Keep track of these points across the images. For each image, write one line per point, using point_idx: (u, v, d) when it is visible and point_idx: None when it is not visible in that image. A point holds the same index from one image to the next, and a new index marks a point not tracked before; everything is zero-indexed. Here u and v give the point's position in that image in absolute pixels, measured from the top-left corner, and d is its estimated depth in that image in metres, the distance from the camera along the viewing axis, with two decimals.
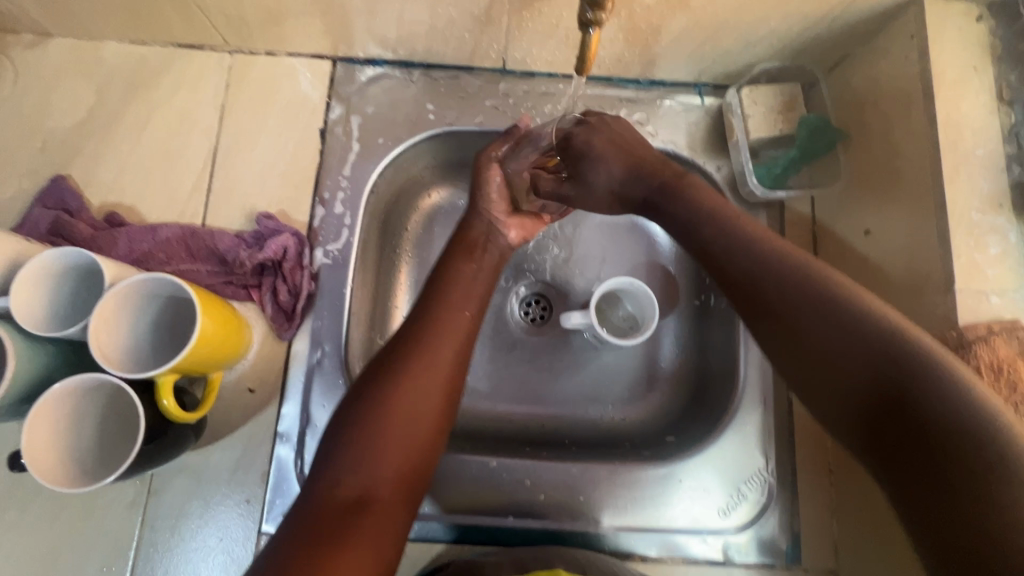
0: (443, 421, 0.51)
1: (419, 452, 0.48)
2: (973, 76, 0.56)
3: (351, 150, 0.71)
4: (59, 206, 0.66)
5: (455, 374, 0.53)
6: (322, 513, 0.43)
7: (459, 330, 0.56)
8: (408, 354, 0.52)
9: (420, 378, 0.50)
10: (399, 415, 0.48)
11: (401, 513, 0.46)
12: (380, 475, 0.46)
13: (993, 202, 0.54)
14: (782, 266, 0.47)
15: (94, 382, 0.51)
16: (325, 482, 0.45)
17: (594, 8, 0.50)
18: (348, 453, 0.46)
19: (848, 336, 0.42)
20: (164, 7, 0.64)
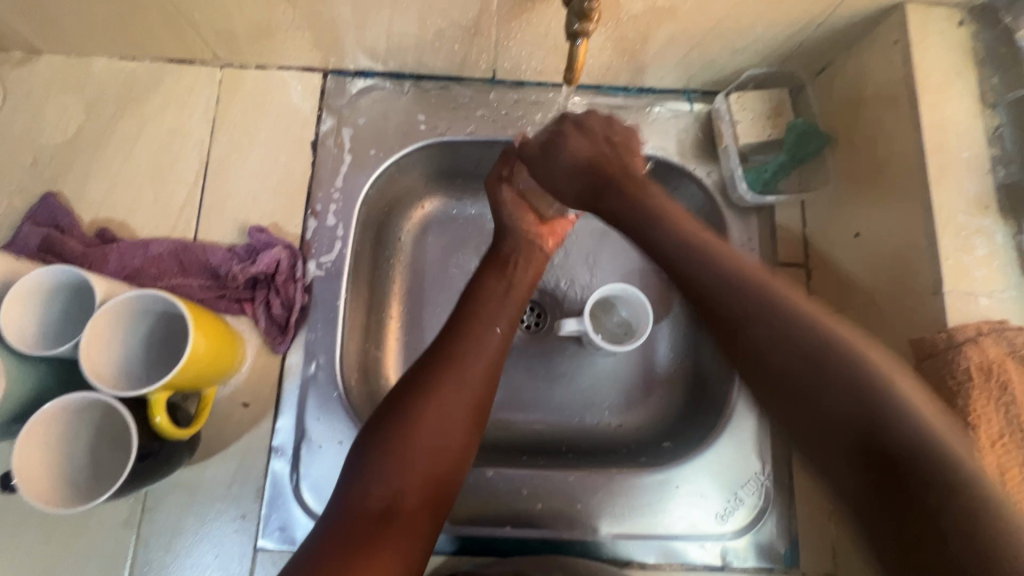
0: (471, 436, 0.51)
1: (446, 467, 0.49)
2: (956, 80, 0.57)
3: (343, 162, 0.72)
4: (49, 222, 0.66)
5: (486, 390, 0.53)
6: (353, 523, 0.44)
7: (492, 345, 0.56)
8: (438, 367, 0.52)
9: (451, 392, 0.51)
10: (427, 430, 0.49)
11: (426, 526, 0.47)
12: (408, 486, 0.47)
13: (979, 204, 0.54)
14: (730, 268, 0.43)
15: (86, 401, 0.51)
16: (355, 492, 0.46)
17: (582, 19, 0.50)
18: (380, 464, 0.47)
19: (785, 338, 0.39)
20: (153, 23, 0.64)
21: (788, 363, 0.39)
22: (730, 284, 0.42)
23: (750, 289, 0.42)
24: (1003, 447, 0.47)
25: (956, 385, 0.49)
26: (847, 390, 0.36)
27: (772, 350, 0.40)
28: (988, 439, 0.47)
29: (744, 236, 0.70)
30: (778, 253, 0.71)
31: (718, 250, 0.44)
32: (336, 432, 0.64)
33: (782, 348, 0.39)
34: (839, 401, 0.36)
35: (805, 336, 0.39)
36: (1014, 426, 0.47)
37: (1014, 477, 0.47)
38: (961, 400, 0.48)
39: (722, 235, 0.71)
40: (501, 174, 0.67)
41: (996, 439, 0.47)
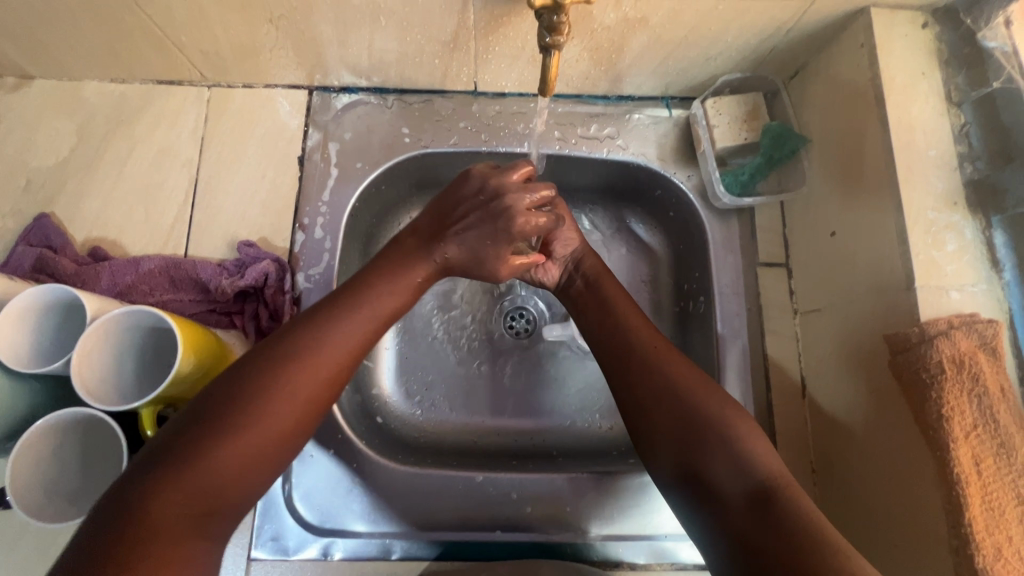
0: (290, 435, 0.46)
1: (254, 465, 0.44)
2: (922, 81, 0.59)
3: (329, 176, 0.73)
4: (42, 242, 0.67)
5: (320, 387, 0.48)
6: (117, 531, 0.38)
7: (349, 342, 0.51)
8: (273, 362, 0.47)
9: (291, 381, 0.47)
10: (257, 422, 0.45)
11: (203, 533, 0.41)
12: (218, 485, 0.43)
13: (948, 200, 0.56)
14: (626, 335, 0.57)
15: (77, 417, 0.52)
16: (149, 485, 0.41)
17: (553, 33, 0.52)
18: (175, 464, 0.41)
19: (667, 391, 0.52)
20: (140, 46, 0.66)
21: (660, 415, 0.51)
22: (617, 343, 0.57)
23: (651, 357, 0.54)
24: (976, 438, 0.48)
25: (929, 378, 0.49)
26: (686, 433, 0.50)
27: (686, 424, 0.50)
28: (961, 430, 0.48)
29: (724, 239, 0.72)
30: (759, 254, 0.72)
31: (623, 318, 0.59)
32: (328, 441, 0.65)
33: (668, 391, 0.52)
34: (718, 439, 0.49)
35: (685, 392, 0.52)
36: (986, 417, 0.48)
37: (988, 468, 0.48)
38: (935, 393, 0.49)
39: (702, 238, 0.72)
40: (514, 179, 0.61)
41: (969, 430, 0.48)
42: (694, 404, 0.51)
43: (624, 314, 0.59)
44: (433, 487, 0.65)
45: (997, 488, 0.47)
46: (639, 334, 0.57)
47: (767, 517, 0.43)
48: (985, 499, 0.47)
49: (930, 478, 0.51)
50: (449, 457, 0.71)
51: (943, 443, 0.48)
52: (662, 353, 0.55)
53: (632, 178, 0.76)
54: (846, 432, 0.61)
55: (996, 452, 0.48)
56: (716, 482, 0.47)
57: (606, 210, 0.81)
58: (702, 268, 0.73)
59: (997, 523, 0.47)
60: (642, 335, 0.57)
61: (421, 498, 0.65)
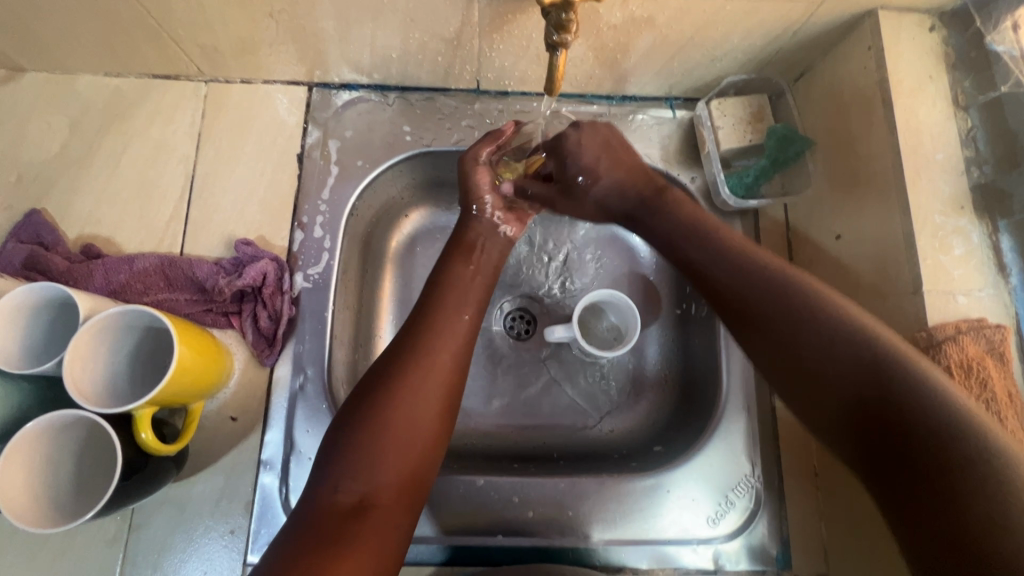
0: (440, 424, 0.51)
1: (421, 455, 0.49)
2: (929, 84, 0.59)
3: (329, 173, 0.72)
4: (33, 240, 0.65)
5: (450, 378, 0.52)
6: (323, 520, 0.44)
7: (457, 332, 0.55)
8: (404, 361, 0.52)
9: (419, 380, 0.51)
10: (400, 418, 0.49)
11: (403, 516, 0.47)
12: (383, 480, 0.47)
13: (955, 204, 0.55)
14: (754, 272, 0.51)
15: (71, 419, 0.51)
16: (327, 486, 0.46)
17: (560, 30, 0.51)
18: (350, 458, 0.47)
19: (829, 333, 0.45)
20: (136, 40, 0.64)
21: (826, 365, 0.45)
22: (773, 292, 0.49)
23: (790, 297, 0.48)
24: None
25: None
26: (857, 385, 0.43)
27: (828, 363, 0.45)
28: None
29: None
30: None
31: (749, 249, 0.53)
32: None
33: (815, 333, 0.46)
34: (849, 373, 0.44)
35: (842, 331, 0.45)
36: (994, 422, 0.48)
37: None
38: None
39: None
40: (480, 157, 0.65)
41: None
42: (852, 349, 0.44)
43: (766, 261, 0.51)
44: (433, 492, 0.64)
45: None
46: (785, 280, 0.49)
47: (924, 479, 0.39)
48: None
49: None
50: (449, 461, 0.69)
51: None
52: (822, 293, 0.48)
53: None
54: None
55: None
56: (846, 436, 0.44)
57: None
58: None
59: None
60: (761, 260, 0.51)
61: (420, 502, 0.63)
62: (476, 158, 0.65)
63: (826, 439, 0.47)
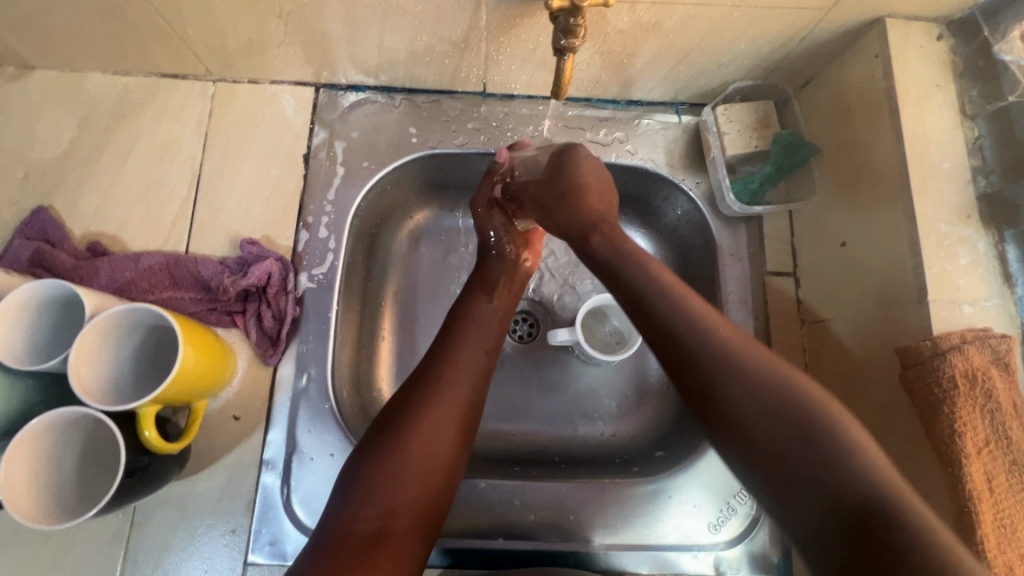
0: (457, 456, 0.50)
1: (439, 484, 0.48)
2: (935, 93, 0.58)
3: (335, 174, 0.72)
4: (40, 236, 0.66)
5: (470, 409, 0.52)
6: (342, 547, 0.43)
7: (477, 363, 0.55)
8: (427, 388, 0.51)
9: (442, 407, 0.51)
10: (423, 445, 0.48)
11: (419, 544, 0.46)
12: (401, 507, 0.46)
13: (961, 214, 0.55)
14: (693, 318, 0.45)
15: (74, 416, 0.51)
16: (347, 512, 0.45)
17: (568, 35, 0.51)
18: (372, 483, 0.46)
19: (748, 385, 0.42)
20: (145, 39, 0.65)
21: (741, 403, 0.42)
22: (683, 332, 0.45)
23: (712, 349, 0.44)
24: (988, 454, 0.48)
25: (941, 393, 0.49)
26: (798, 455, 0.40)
27: (750, 416, 0.41)
28: (974, 446, 0.48)
29: (732, 245, 0.71)
30: (767, 262, 0.72)
31: (682, 294, 0.47)
32: (327, 445, 0.64)
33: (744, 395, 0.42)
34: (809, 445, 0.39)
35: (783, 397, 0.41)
36: (998, 432, 0.48)
37: (999, 484, 0.47)
38: (947, 408, 0.49)
39: (711, 246, 0.72)
40: (487, 196, 0.70)
41: (982, 445, 0.48)
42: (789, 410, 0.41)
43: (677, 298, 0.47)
44: None
45: (1009, 504, 0.47)
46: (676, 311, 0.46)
47: (855, 549, 0.36)
48: (997, 517, 0.46)
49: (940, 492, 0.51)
50: None
51: (953, 459, 0.48)
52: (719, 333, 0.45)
53: (640, 184, 0.76)
54: None
55: (1007, 468, 0.48)
56: (800, 500, 0.39)
57: None
58: (709, 275, 0.72)
59: (1009, 540, 0.46)
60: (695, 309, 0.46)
61: None
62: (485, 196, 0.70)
63: (786, 524, 0.41)
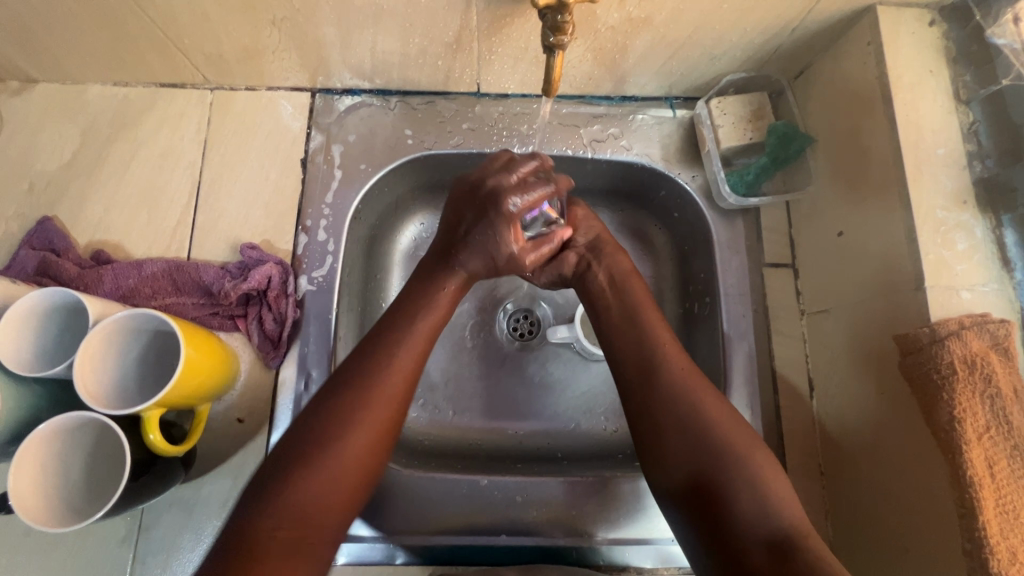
0: (370, 464, 0.48)
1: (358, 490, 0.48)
2: (929, 79, 0.58)
3: (333, 177, 0.73)
4: (45, 246, 0.67)
5: (390, 416, 0.50)
6: (253, 559, 0.42)
7: (409, 366, 0.52)
8: (353, 393, 0.49)
9: (367, 412, 0.49)
10: (347, 452, 0.47)
11: (325, 550, 0.46)
12: (318, 516, 0.45)
13: (957, 199, 0.55)
14: (646, 344, 0.56)
15: (80, 420, 0.52)
16: (259, 522, 0.43)
17: (556, 33, 0.52)
18: (287, 492, 0.45)
19: (683, 418, 0.51)
20: (142, 49, 0.66)
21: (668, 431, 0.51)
22: (645, 364, 0.54)
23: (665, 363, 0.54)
24: (989, 440, 0.48)
25: (940, 379, 0.49)
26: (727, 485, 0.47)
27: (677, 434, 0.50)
28: (974, 432, 0.47)
29: (729, 239, 0.71)
30: (765, 254, 0.72)
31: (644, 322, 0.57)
32: None
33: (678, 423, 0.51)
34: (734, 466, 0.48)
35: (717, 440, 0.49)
36: (999, 418, 0.48)
37: (1002, 470, 0.47)
38: (946, 394, 0.48)
39: (708, 239, 0.72)
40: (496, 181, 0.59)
41: (982, 432, 0.48)
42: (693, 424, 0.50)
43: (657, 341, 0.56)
44: (436, 490, 0.64)
45: (1011, 490, 0.47)
46: (667, 361, 0.54)
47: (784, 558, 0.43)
48: (999, 503, 0.46)
49: (942, 480, 0.50)
50: (453, 461, 0.70)
51: (954, 446, 0.47)
52: (705, 400, 0.52)
53: (636, 179, 0.76)
54: (855, 436, 0.60)
55: (1009, 453, 0.47)
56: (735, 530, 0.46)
57: (606, 211, 0.80)
58: (708, 269, 0.72)
59: (1012, 526, 0.46)
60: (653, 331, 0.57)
61: (424, 502, 0.64)
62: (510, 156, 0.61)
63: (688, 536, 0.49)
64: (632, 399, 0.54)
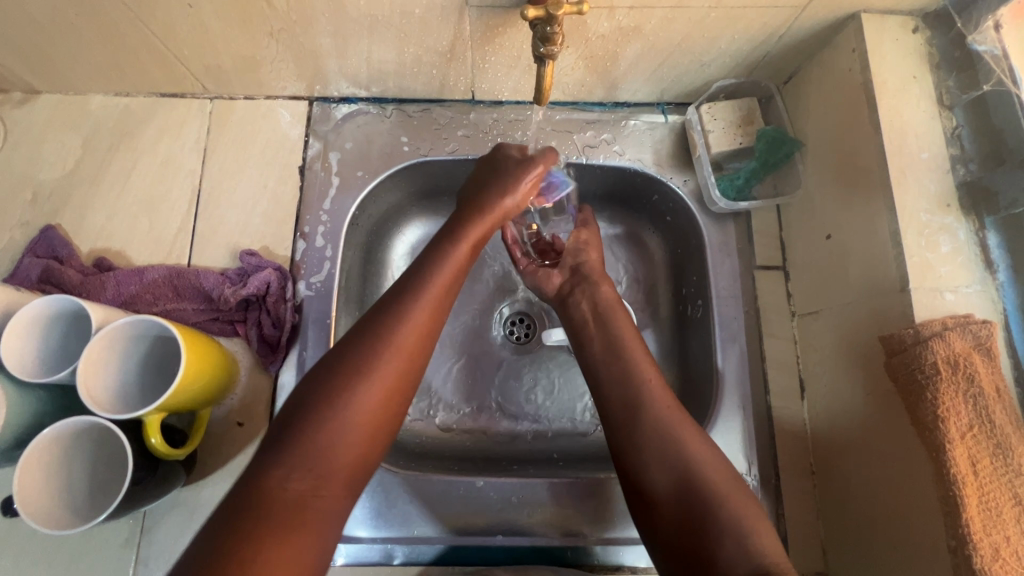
0: (383, 427, 0.48)
1: (373, 444, 0.47)
2: (913, 84, 0.59)
3: (330, 184, 0.74)
4: (49, 254, 0.68)
5: (405, 370, 0.49)
6: (266, 512, 0.42)
7: (425, 324, 0.51)
8: (370, 346, 0.48)
9: (385, 367, 0.48)
10: (363, 407, 0.46)
11: (343, 503, 0.46)
12: (332, 471, 0.45)
13: (941, 202, 0.56)
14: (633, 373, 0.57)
15: (83, 425, 0.53)
16: (275, 476, 0.43)
17: (546, 43, 0.53)
18: (302, 445, 0.44)
19: (663, 451, 0.52)
20: (143, 60, 0.67)
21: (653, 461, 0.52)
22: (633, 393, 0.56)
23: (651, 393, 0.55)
24: (972, 438, 0.49)
25: (925, 379, 0.50)
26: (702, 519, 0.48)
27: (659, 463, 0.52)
28: (958, 430, 0.48)
29: (720, 242, 0.73)
30: (755, 257, 0.73)
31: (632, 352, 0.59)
32: None
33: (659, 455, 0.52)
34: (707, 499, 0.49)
35: (707, 490, 0.50)
36: (982, 416, 0.49)
37: (985, 468, 0.48)
38: (930, 395, 0.49)
39: (700, 242, 0.73)
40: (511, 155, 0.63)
41: (965, 430, 0.49)
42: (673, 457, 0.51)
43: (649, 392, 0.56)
44: (432, 491, 0.65)
45: (994, 487, 0.48)
46: (655, 406, 0.55)
47: None
48: (982, 500, 0.47)
49: (927, 479, 0.51)
50: (451, 463, 0.71)
51: (938, 445, 0.48)
52: (690, 441, 0.52)
53: (629, 184, 0.77)
54: (845, 435, 0.61)
55: (992, 451, 0.48)
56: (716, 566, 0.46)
57: (601, 216, 0.82)
58: (700, 272, 0.73)
59: (994, 522, 0.47)
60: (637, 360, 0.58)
61: (421, 504, 0.65)
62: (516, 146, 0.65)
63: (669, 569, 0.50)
64: (617, 433, 0.55)
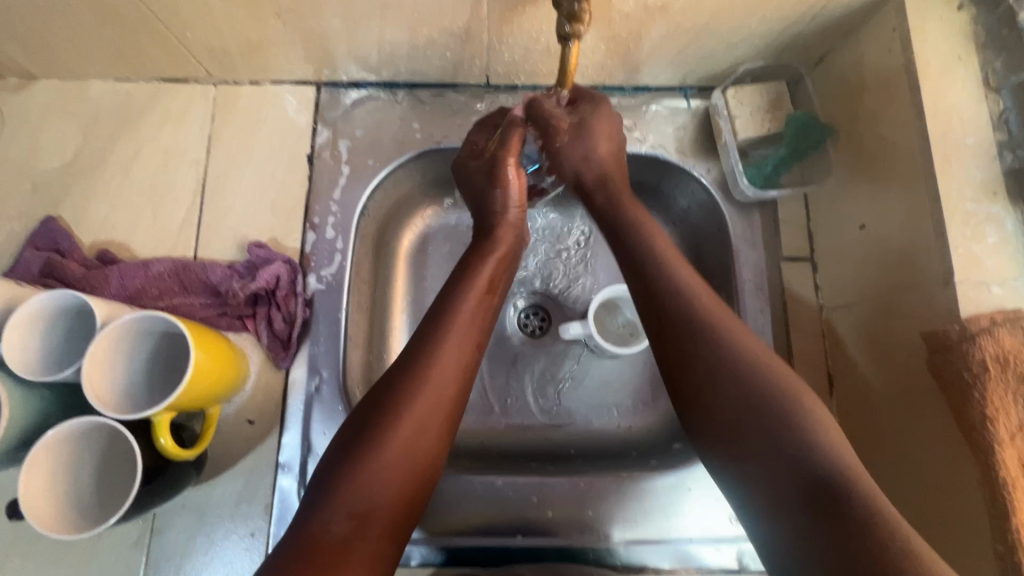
0: (425, 464, 0.47)
1: (417, 481, 0.46)
2: (959, 65, 0.56)
3: (340, 173, 0.71)
4: (50, 246, 0.66)
5: (446, 405, 0.49)
6: (313, 552, 0.40)
7: (455, 364, 0.51)
8: (405, 383, 0.49)
9: (423, 403, 0.48)
10: (403, 442, 0.46)
11: (388, 549, 0.44)
12: (377, 508, 0.44)
13: (988, 190, 0.53)
14: (669, 276, 0.53)
15: (89, 425, 0.51)
16: (319, 517, 0.42)
17: (572, 21, 0.50)
18: (344, 484, 0.44)
19: (716, 348, 0.48)
20: (144, 43, 0.64)
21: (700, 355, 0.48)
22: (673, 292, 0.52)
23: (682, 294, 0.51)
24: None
25: (972, 378, 0.47)
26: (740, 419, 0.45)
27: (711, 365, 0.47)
28: (1007, 432, 0.46)
29: (746, 232, 0.70)
30: (783, 248, 0.70)
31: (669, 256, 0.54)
32: None
33: (707, 352, 0.48)
34: (757, 398, 0.45)
35: (762, 403, 0.45)
36: None
37: None
38: (978, 394, 0.47)
39: (725, 233, 0.70)
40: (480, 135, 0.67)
41: (1015, 432, 0.46)
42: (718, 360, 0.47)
43: (689, 300, 0.51)
44: (449, 490, 0.64)
45: None
46: (709, 313, 0.50)
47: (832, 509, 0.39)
48: None
49: (971, 481, 0.49)
50: (467, 461, 0.69)
51: (987, 448, 0.46)
52: (731, 332, 0.49)
53: (651, 172, 0.74)
54: (878, 433, 0.59)
55: None
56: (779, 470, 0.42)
57: None
58: (724, 264, 0.71)
59: None
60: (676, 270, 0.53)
61: (438, 503, 0.63)
62: (474, 144, 0.67)
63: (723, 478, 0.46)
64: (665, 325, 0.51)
